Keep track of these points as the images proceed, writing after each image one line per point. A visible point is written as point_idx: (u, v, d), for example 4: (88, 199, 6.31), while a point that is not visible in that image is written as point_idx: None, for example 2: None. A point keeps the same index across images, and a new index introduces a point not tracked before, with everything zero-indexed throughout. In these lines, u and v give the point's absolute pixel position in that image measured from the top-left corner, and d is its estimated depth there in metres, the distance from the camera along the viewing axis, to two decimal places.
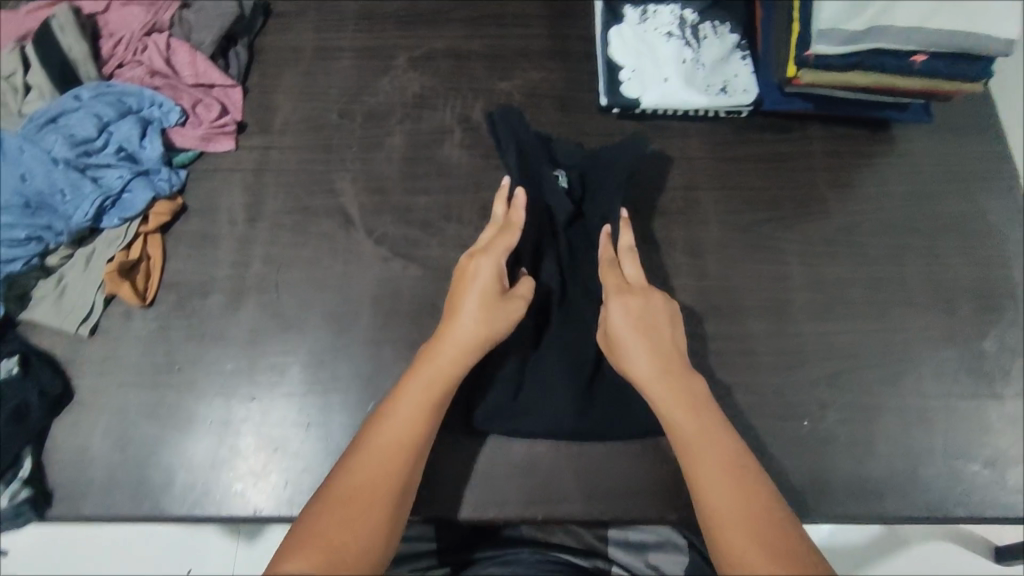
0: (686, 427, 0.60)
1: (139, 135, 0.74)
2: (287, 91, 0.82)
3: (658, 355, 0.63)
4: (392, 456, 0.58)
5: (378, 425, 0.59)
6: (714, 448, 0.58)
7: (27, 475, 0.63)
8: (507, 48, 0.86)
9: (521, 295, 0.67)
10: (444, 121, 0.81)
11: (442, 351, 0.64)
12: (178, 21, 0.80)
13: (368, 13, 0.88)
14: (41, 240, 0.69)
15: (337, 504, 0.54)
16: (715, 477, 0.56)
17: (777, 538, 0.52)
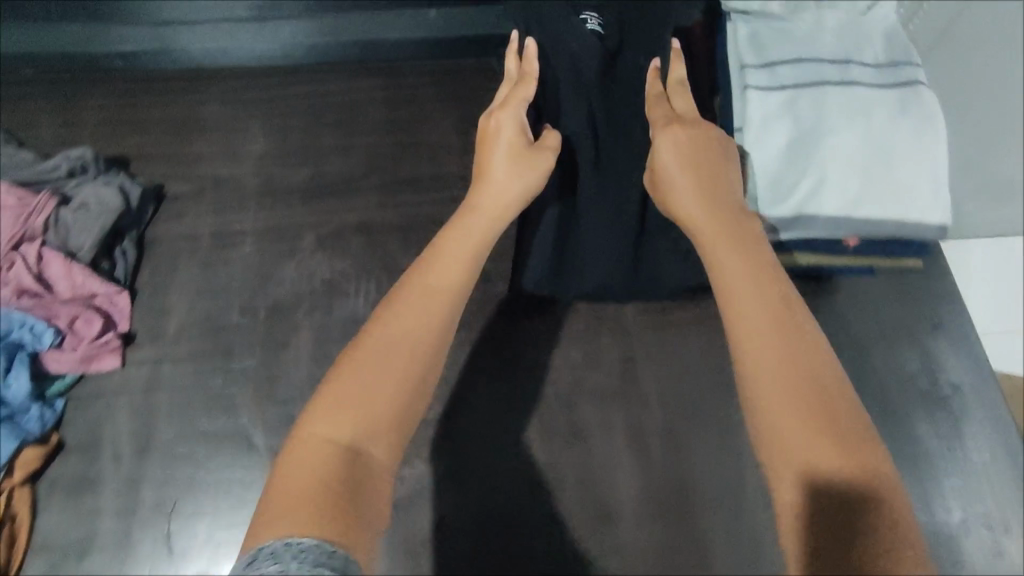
0: (735, 267, 0.50)
1: (3, 370, 0.65)
2: (180, 289, 0.75)
3: (712, 199, 0.55)
4: (424, 306, 0.50)
5: (411, 294, 0.51)
6: (778, 303, 0.47)
7: None
8: (423, 216, 0.80)
9: (550, 146, 0.63)
10: (356, 310, 0.74)
11: (475, 226, 0.57)
12: (52, 225, 0.73)
13: (271, 187, 0.81)
14: None
15: (371, 343, 0.47)
16: (774, 325, 0.46)
17: (843, 433, 0.42)
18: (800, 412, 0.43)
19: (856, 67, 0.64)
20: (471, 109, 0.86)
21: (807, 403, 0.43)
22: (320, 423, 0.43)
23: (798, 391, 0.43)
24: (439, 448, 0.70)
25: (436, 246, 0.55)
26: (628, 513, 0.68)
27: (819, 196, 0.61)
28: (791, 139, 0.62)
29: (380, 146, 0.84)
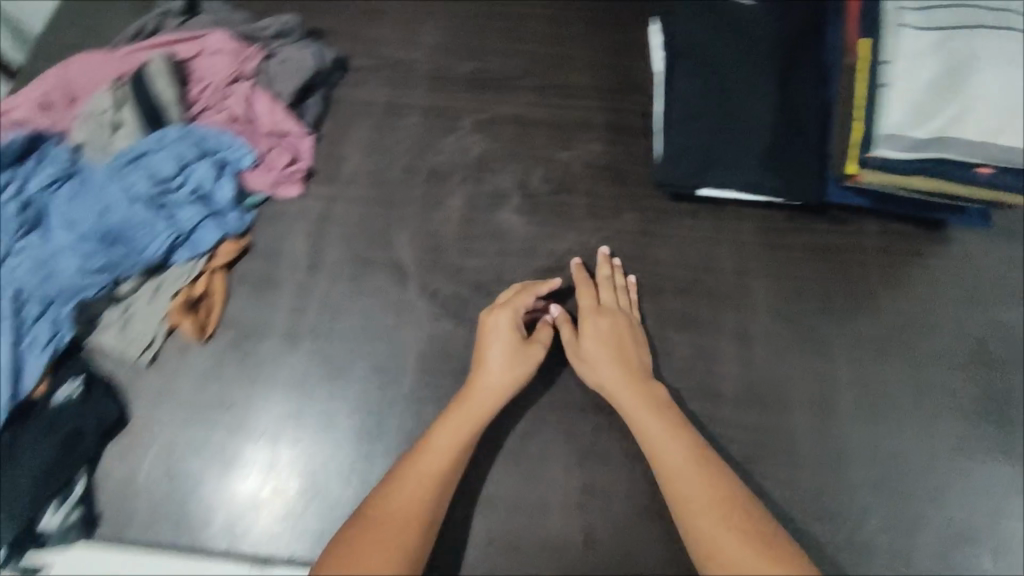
0: (673, 458, 0.65)
1: (214, 177, 0.77)
2: (356, 143, 0.86)
3: (656, 408, 0.68)
4: (419, 493, 0.62)
5: (404, 479, 0.63)
6: (704, 486, 0.62)
7: (78, 497, 0.66)
8: (568, 118, 0.91)
9: (542, 340, 0.72)
10: (504, 185, 0.85)
11: (462, 419, 0.66)
12: (261, 71, 0.85)
13: (440, 74, 0.92)
14: (114, 270, 0.72)
15: (371, 527, 0.59)
16: (704, 506, 0.61)
17: (774, 566, 0.57)
18: (743, 568, 0.57)
19: (1013, 15, 0.69)
20: (621, 36, 0.96)
21: (749, 561, 0.58)
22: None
23: (735, 560, 0.58)
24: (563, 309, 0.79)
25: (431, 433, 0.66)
26: (728, 394, 0.74)
27: (963, 123, 0.66)
28: (939, 73, 0.68)
29: (536, 56, 0.94)
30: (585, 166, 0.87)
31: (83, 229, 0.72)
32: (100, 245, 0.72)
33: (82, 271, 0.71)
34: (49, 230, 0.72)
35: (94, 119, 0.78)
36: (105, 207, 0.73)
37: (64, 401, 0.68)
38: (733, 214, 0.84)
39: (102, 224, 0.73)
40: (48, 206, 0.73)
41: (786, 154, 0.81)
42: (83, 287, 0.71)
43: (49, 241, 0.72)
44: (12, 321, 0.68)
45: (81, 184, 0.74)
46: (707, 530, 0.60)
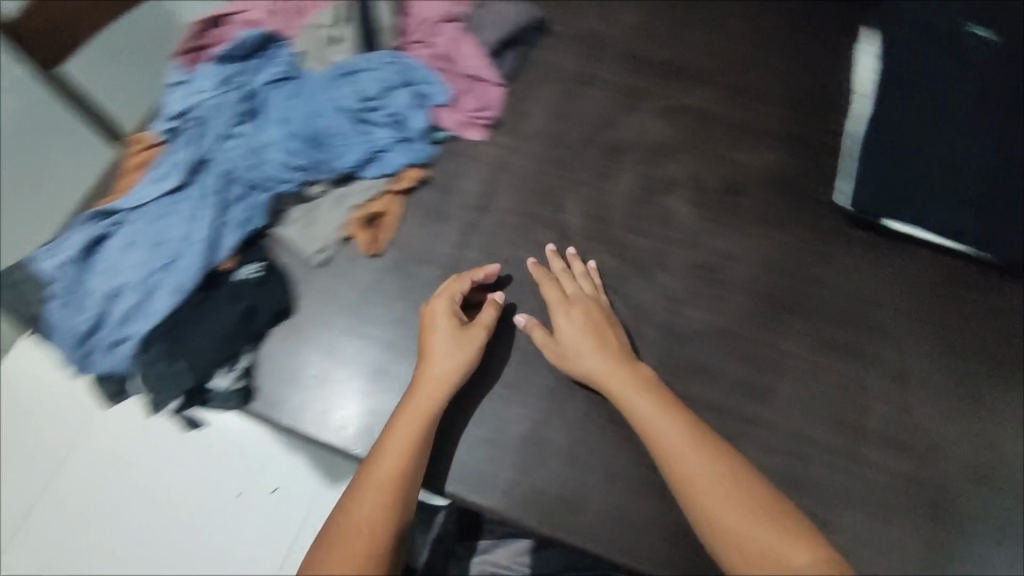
0: (664, 437, 0.64)
1: (411, 106, 0.81)
2: (541, 104, 0.88)
3: (658, 402, 0.67)
4: (376, 499, 0.63)
5: (363, 488, 0.63)
6: (698, 458, 0.62)
7: (243, 369, 0.71)
8: (754, 121, 0.88)
9: (485, 323, 0.73)
10: (677, 174, 0.84)
11: (413, 413, 0.67)
12: (468, 18, 0.89)
13: (633, 54, 0.92)
14: (310, 171, 0.78)
15: (341, 545, 0.61)
16: (705, 479, 0.61)
17: (774, 535, 0.58)
18: (745, 543, 0.58)
19: None
20: (825, 49, 0.92)
21: (752, 527, 0.59)
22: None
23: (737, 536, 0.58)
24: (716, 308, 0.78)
25: (386, 432, 0.66)
26: (873, 433, 0.72)
27: None
28: None
29: (731, 53, 0.93)
30: (764, 173, 0.85)
31: (291, 129, 0.78)
32: (303, 146, 0.77)
33: (283, 165, 0.77)
34: (264, 123, 0.79)
35: (314, 31, 0.83)
36: (313, 113, 0.79)
37: (245, 279, 0.75)
38: (914, 254, 0.79)
39: (308, 127, 0.78)
40: (266, 102, 0.80)
41: (987, 204, 0.76)
42: (281, 181, 0.77)
43: (261, 133, 0.78)
44: (221, 198, 0.75)
45: (296, 88, 0.80)
46: (701, 507, 0.60)
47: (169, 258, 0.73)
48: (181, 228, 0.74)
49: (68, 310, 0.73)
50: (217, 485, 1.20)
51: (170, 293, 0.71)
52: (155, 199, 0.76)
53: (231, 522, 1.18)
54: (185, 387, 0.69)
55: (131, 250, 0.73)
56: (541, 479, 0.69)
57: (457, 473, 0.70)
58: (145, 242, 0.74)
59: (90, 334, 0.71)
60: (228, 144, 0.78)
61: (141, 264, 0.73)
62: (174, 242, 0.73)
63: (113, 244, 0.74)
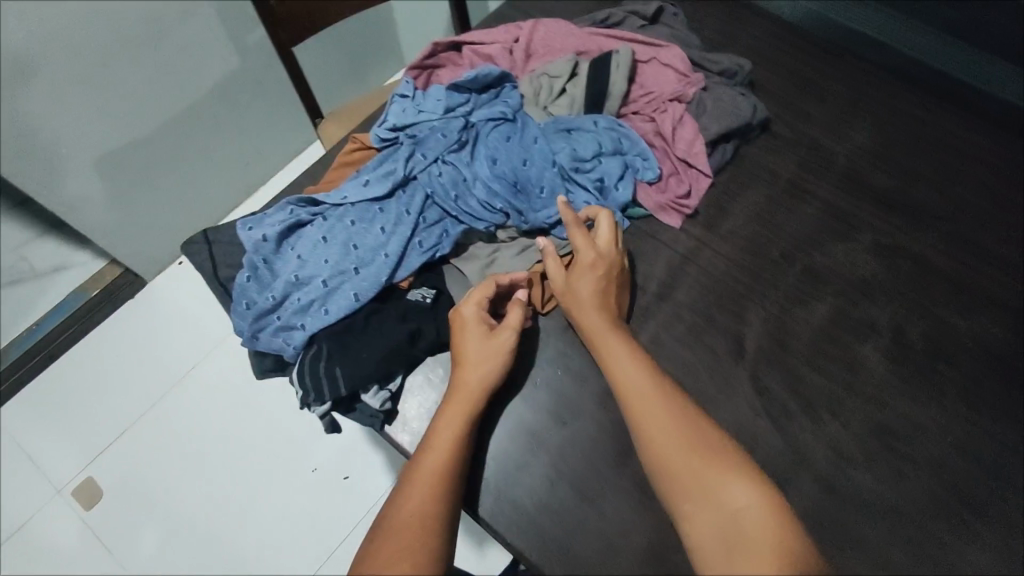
0: (629, 384, 0.66)
1: (619, 176, 0.80)
2: (746, 204, 0.84)
3: (638, 359, 0.68)
4: (424, 487, 0.63)
5: (410, 484, 0.63)
6: (664, 417, 0.63)
7: (394, 389, 0.72)
8: (979, 285, 0.80)
9: (513, 323, 0.71)
10: (877, 319, 0.77)
11: (457, 409, 0.68)
12: (696, 100, 0.86)
13: (856, 178, 0.87)
14: (507, 216, 0.79)
15: (390, 536, 0.60)
16: (668, 438, 0.62)
17: (721, 474, 0.59)
18: (693, 487, 0.59)
19: None
20: None
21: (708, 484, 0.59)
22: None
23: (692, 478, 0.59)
24: (889, 480, 0.69)
25: (432, 430, 0.67)
26: None
27: None
28: None
29: (966, 205, 0.85)
30: (977, 347, 0.76)
31: (498, 170, 0.78)
32: (504, 190, 0.78)
33: (485, 204, 0.78)
34: (472, 157, 0.80)
35: (547, 80, 0.86)
36: (522, 161, 0.79)
37: (419, 301, 0.76)
38: None
39: (514, 173, 0.78)
40: (480, 137, 0.81)
41: None
42: (477, 219, 0.79)
43: (468, 167, 0.79)
44: (418, 220, 0.77)
45: (511, 131, 0.81)
46: (663, 455, 0.61)
47: (356, 264, 0.75)
48: (375, 237, 0.76)
49: (253, 284, 0.76)
50: (293, 457, 1.26)
51: (351, 298, 0.73)
52: (355, 203, 0.78)
53: (297, 496, 1.24)
54: (338, 396, 0.69)
55: (322, 245, 0.76)
56: None
57: (568, 564, 0.66)
58: (337, 240, 0.76)
59: (265, 314, 0.74)
60: (436, 168, 0.79)
61: (328, 261, 0.75)
62: (364, 250, 0.75)
63: (308, 234, 0.77)
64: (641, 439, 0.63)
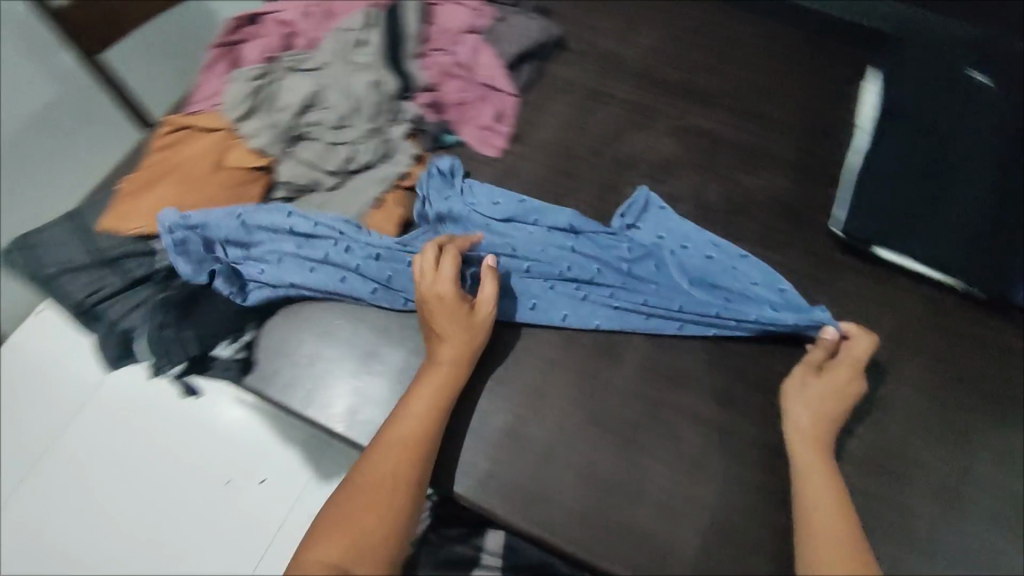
0: (819, 507, 0.62)
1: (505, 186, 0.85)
2: (552, 115, 0.91)
3: (828, 474, 0.65)
4: (406, 453, 0.65)
5: (387, 445, 0.66)
6: (832, 521, 0.61)
7: (246, 342, 0.77)
8: (760, 146, 0.89)
9: (484, 296, 0.73)
10: (679, 190, 0.86)
11: (442, 380, 0.70)
12: (489, 30, 0.93)
13: (646, 74, 0.94)
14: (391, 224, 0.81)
15: (359, 495, 0.63)
16: (829, 536, 0.61)
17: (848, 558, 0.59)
18: None
19: None
20: (835, 83, 0.93)
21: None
22: (325, 552, 0.60)
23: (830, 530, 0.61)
24: None
25: (413, 392, 0.69)
26: (848, 455, 0.72)
27: None
28: None
29: (739, 80, 0.94)
30: (765, 198, 0.86)
31: (586, 293, 0.78)
32: (574, 292, 0.78)
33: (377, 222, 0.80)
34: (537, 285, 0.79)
35: (344, 34, 0.88)
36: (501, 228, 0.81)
37: None
38: (903, 282, 0.81)
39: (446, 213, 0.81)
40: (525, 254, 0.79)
41: (988, 240, 0.77)
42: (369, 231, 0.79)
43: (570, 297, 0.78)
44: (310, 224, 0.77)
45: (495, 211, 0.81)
46: (817, 551, 0.60)
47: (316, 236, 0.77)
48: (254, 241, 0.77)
49: (86, 277, 0.78)
50: (206, 471, 1.20)
51: (305, 271, 0.76)
52: (245, 211, 0.77)
53: (214, 511, 1.17)
54: (191, 353, 0.72)
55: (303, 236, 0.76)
56: (518, 473, 0.71)
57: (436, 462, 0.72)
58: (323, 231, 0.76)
59: (210, 268, 0.75)
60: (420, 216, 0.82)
61: (326, 270, 0.76)
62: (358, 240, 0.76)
63: (344, 276, 0.76)
64: (812, 534, 0.61)
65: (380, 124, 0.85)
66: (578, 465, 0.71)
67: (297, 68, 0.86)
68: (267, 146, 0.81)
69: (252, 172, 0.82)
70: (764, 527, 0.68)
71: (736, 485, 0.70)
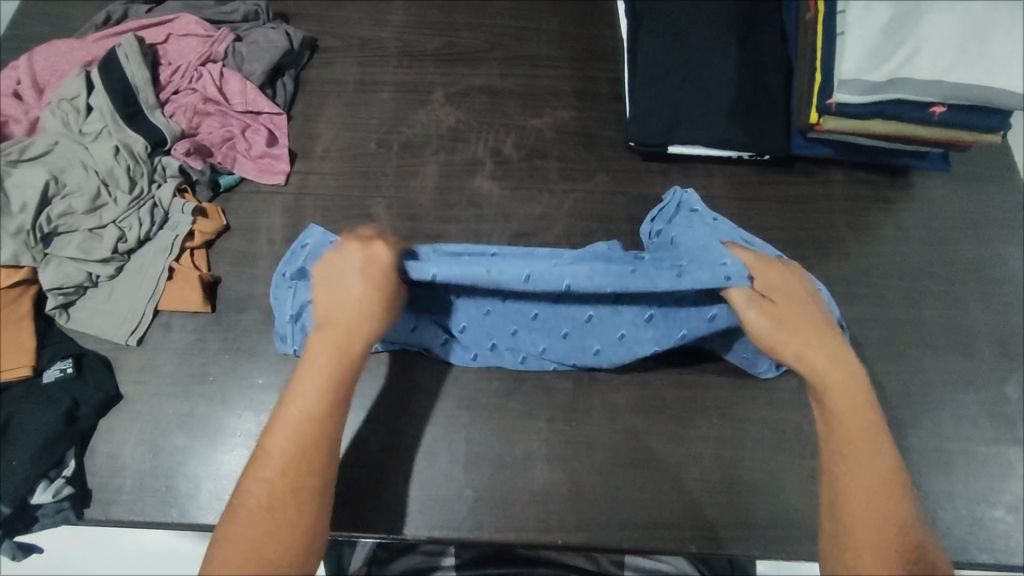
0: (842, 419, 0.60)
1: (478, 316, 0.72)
2: (328, 121, 0.87)
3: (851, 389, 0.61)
4: (297, 460, 0.56)
5: (271, 451, 0.56)
6: (869, 439, 0.59)
7: (71, 474, 0.68)
8: (540, 87, 0.90)
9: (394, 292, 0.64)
10: (476, 153, 0.86)
11: (321, 369, 0.60)
12: (231, 53, 0.85)
13: (409, 51, 0.92)
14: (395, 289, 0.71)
15: (248, 516, 0.53)
16: (862, 447, 0.58)
17: (886, 474, 0.57)
18: (881, 507, 0.55)
19: None
20: (588, 6, 0.95)
21: (869, 476, 0.57)
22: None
23: (861, 530, 0.54)
24: None
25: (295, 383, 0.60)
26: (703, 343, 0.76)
27: (915, 64, 0.69)
28: (894, 15, 0.68)
29: (500, 29, 0.94)
30: (558, 133, 0.87)
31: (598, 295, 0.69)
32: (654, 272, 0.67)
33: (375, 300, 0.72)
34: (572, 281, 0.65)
35: (65, 104, 0.78)
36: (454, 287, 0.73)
37: (60, 376, 0.71)
38: (701, 168, 0.85)
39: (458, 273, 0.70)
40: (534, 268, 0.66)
41: (753, 107, 0.82)
42: None
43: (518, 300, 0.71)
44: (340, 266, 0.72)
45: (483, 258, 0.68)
46: (851, 458, 0.58)
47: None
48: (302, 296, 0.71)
49: None
50: None
51: None
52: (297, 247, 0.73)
53: None
54: (4, 515, 0.65)
55: None
56: (408, 487, 0.69)
57: None
58: None
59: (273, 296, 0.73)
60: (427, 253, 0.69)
61: None
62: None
63: None
64: (847, 435, 0.59)
65: (141, 190, 0.77)
66: (464, 454, 0.71)
67: (21, 159, 0.75)
68: (17, 257, 0.72)
69: (13, 290, 0.73)
70: (647, 439, 0.71)
71: (612, 412, 0.72)
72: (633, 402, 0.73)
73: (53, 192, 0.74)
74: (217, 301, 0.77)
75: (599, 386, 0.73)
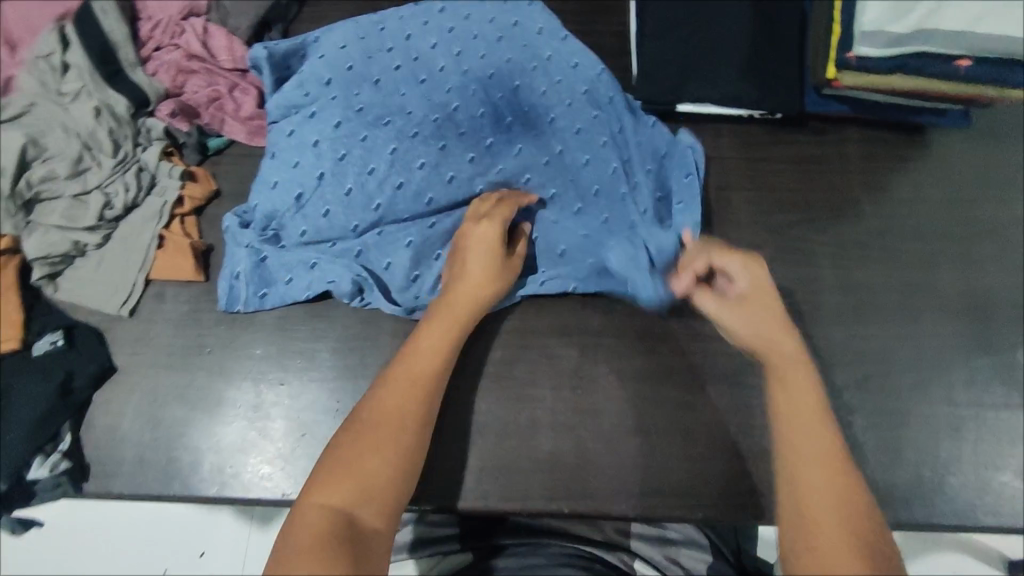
0: (803, 438, 0.54)
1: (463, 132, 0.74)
2: None
3: (810, 415, 0.56)
4: (407, 386, 0.60)
5: (391, 375, 0.60)
6: (820, 454, 0.53)
7: (66, 449, 0.67)
8: None
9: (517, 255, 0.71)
10: None
11: (451, 305, 0.65)
12: (214, 6, 0.80)
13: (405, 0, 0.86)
14: (371, 171, 0.71)
15: (368, 429, 0.56)
16: (816, 475, 0.52)
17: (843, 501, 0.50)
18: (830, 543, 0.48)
19: None
20: None
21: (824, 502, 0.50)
22: (329, 498, 0.52)
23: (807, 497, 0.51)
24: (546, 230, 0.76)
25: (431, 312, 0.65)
26: None
27: (939, 17, 0.66)
28: None
29: None
30: None
31: (509, 119, 0.75)
32: (558, 124, 0.76)
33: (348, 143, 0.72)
34: (515, 164, 0.74)
35: (41, 62, 0.73)
36: (373, 121, 0.73)
37: (51, 349, 0.68)
38: (711, 129, 0.81)
39: (423, 167, 0.72)
40: (448, 140, 0.74)
41: (767, 62, 0.77)
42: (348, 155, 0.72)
43: (413, 71, 0.75)
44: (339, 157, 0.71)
45: (419, 141, 0.73)
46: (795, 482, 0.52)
47: (336, 158, 0.71)
48: (297, 161, 0.72)
49: None
50: None
51: (313, 144, 0.72)
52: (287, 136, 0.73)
53: None
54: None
55: (311, 147, 0.72)
56: None
57: None
58: (334, 139, 0.72)
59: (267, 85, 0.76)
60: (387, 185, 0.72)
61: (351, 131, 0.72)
62: (355, 199, 0.71)
63: (318, 141, 0.72)
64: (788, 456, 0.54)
65: (126, 155, 0.73)
66: (469, 424, 0.69)
67: None
68: None
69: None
70: (654, 407, 0.70)
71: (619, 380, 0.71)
72: (641, 371, 0.71)
73: (32, 156, 0.71)
74: (211, 270, 0.75)
75: (606, 355, 0.72)
